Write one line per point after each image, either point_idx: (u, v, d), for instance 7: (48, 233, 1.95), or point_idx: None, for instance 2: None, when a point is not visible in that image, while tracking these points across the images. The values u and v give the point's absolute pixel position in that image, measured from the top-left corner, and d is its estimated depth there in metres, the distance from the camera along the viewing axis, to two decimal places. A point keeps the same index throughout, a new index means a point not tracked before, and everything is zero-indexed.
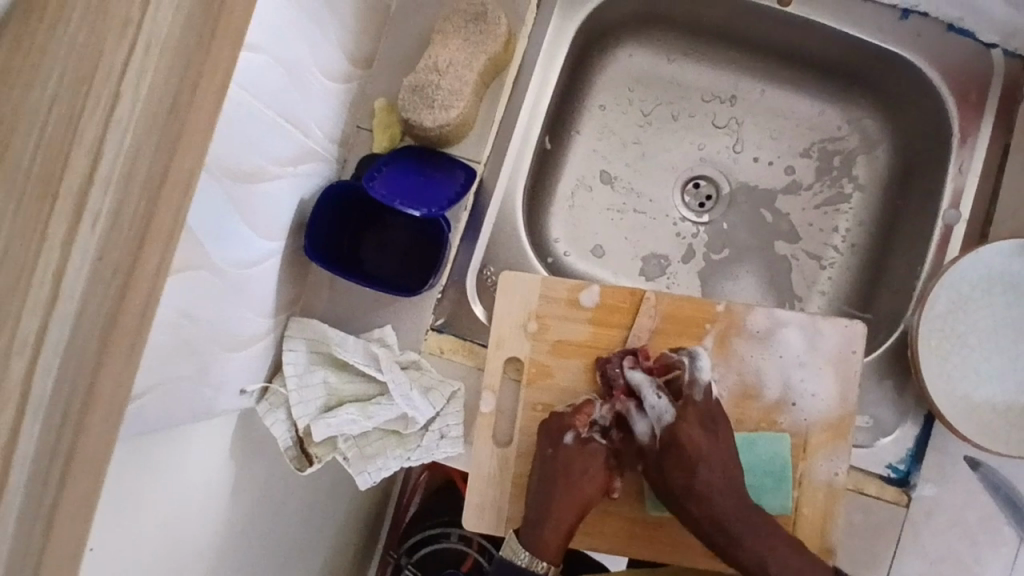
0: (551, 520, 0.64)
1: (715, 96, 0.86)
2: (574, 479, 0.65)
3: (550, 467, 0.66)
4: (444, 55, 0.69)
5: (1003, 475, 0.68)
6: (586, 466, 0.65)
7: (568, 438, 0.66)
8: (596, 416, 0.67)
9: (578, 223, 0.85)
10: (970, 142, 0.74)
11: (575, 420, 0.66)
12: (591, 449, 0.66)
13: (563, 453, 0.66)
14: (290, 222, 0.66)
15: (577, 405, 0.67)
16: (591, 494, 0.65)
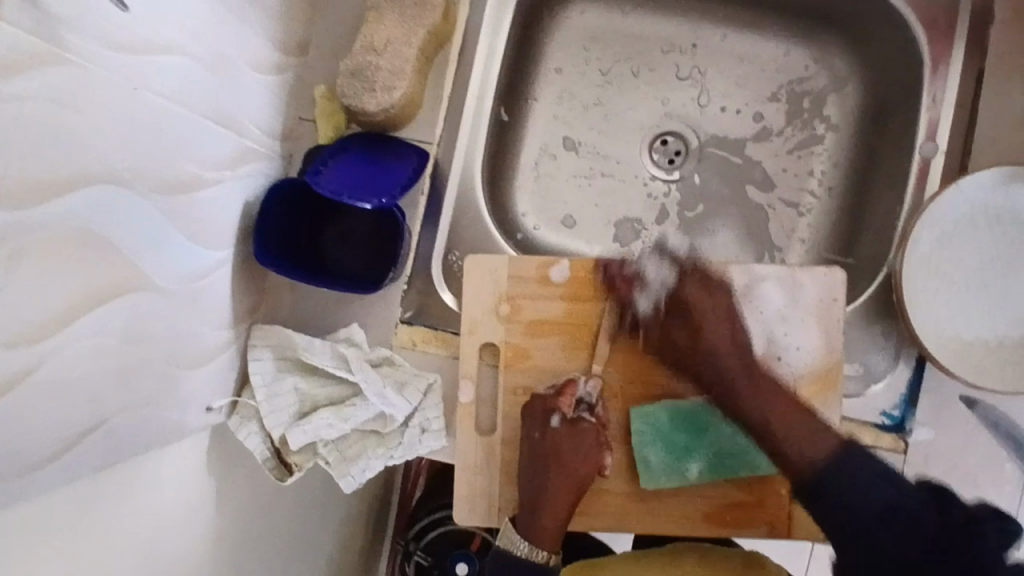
0: (548, 508, 0.63)
1: (675, 46, 0.82)
2: (565, 460, 0.63)
3: (540, 451, 0.64)
4: (381, 32, 0.64)
5: (1000, 411, 0.67)
6: (577, 447, 0.64)
7: (554, 420, 0.64)
8: (583, 392, 0.66)
9: (544, 194, 0.82)
10: (942, 70, 0.70)
11: (559, 401, 0.65)
12: (584, 429, 0.64)
13: (551, 435, 0.64)
14: (238, 225, 0.63)
15: (559, 387, 0.65)
16: (587, 474, 0.64)
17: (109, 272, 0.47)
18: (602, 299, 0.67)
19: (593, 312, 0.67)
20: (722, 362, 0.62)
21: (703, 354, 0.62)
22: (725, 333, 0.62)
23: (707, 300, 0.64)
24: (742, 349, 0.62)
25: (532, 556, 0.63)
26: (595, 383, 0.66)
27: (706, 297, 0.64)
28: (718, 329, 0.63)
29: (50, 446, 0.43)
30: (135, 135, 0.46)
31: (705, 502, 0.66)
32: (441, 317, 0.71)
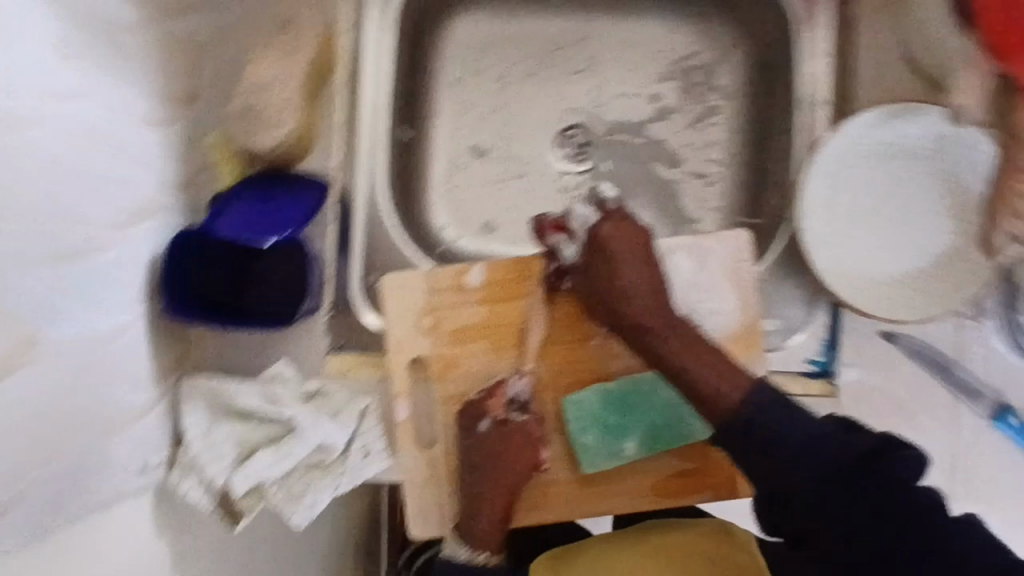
0: (484, 513, 0.65)
1: (564, 42, 0.84)
2: (498, 462, 0.65)
3: (472, 457, 0.66)
4: (263, 72, 0.66)
5: (922, 340, 0.69)
6: (507, 449, 0.65)
7: (484, 424, 0.65)
8: (514, 390, 0.67)
9: (460, 204, 0.83)
10: (813, 25, 0.72)
11: (489, 406, 0.66)
12: (517, 431, 0.66)
13: (481, 441, 0.66)
14: (146, 282, 0.63)
15: (488, 390, 0.67)
16: (520, 472, 0.65)
17: (7, 349, 0.47)
18: (520, 296, 0.68)
19: (513, 310, 0.68)
20: (631, 300, 0.60)
21: (617, 302, 0.61)
22: (636, 280, 0.61)
23: (621, 237, 0.61)
24: (656, 311, 0.60)
25: (475, 559, 0.68)
26: (524, 380, 0.67)
27: (620, 233, 0.61)
28: (637, 284, 0.61)
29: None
30: (18, 215, 0.47)
31: (651, 478, 0.68)
32: (369, 341, 0.72)
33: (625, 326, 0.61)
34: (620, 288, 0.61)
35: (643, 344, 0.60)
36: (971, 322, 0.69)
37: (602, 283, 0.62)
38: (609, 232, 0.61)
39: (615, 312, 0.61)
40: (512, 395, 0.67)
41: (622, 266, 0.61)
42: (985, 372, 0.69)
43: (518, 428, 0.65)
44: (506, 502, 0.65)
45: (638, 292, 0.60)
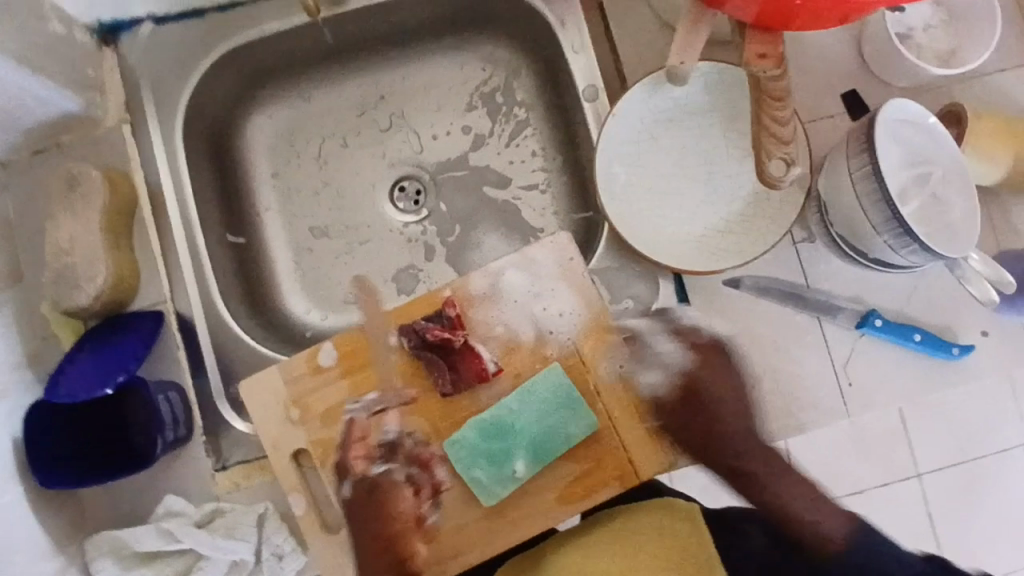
0: (371, 571, 0.66)
1: (366, 105, 0.87)
2: (367, 521, 0.67)
3: (353, 517, 0.67)
4: (63, 233, 0.68)
5: (765, 276, 0.71)
6: (365, 506, 0.67)
7: (346, 485, 0.68)
8: (380, 435, 0.69)
9: (318, 285, 0.84)
10: (569, 20, 0.75)
11: (352, 460, 0.69)
12: (382, 484, 0.68)
13: (351, 500, 0.68)
14: (13, 463, 0.64)
15: (349, 441, 0.69)
16: (398, 527, 0.67)
17: None
18: (372, 361, 0.70)
19: (372, 377, 0.69)
20: (747, 450, 0.68)
21: (722, 438, 0.68)
22: (739, 433, 0.68)
23: (709, 373, 0.70)
24: (744, 440, 0.68)
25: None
26: (391, 421, 0.69)
27: (717, 384, 0.70)
28: (734, 416, 0.69)
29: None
30: None
31: (554, 488, 0.68)
32: (251, 447, 0.72)
33: (709, 453, 0.68)
34: (695, 411, 0.68)
35: (741, 477, 0.67)
36: (804, 243, 0.72)
37: (696, 414, 0.68)
38: (698, 363, 0.70)
39: (704, 437, 0.68)
40: (381, 441, 0.69)
41: (709, 380, 0.70)
42: (834, 283, 0.72)
43: (381, 478, 0.68)
44: (394, 554, 0.67)
45: (742, 448, 0.68)
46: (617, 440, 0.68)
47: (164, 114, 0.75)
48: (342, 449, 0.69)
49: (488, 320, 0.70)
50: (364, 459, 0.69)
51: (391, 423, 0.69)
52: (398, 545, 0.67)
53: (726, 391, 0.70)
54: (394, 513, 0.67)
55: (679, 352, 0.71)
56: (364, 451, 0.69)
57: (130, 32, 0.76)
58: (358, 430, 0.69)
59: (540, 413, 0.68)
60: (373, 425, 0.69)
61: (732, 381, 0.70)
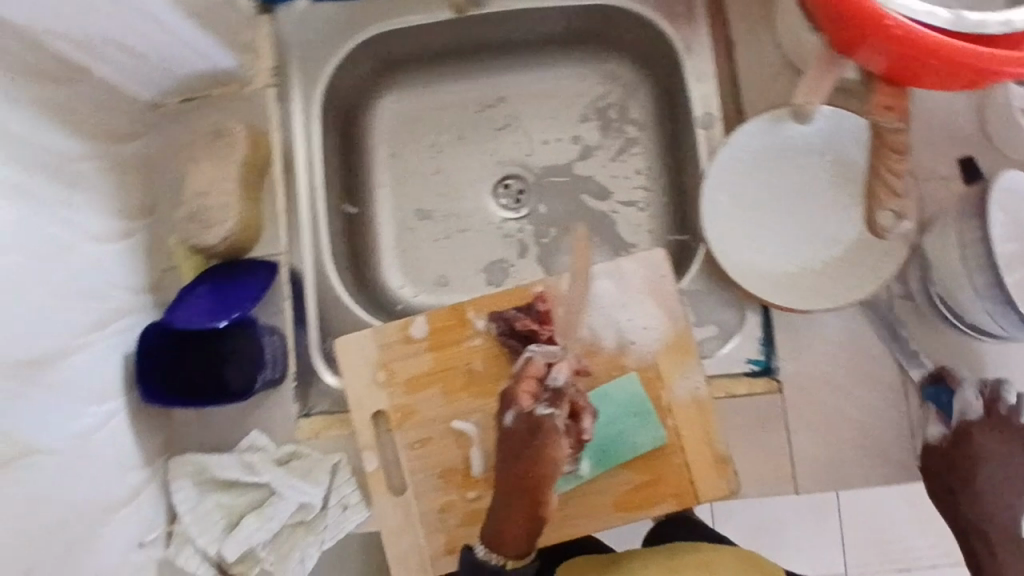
0: (506, 513, 0.62)
1: (485, 103, 0.91)
2: (520, 463, 0.60)
3: (504, 454, 0.61)
4: (204, 178, 0.74)
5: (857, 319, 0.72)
6: (530, 444, 0.60)
7: (509, 417, 0.61)
8: (548, 378, 0.63)
9: (413, 264, 0.89)
10: (696, 49, 0.78)
11: (517, 395, 0.62)
12: (545, 426, 0.60)
13: (511, 433, 0.61)
14: (121, 376, 0.71)
15: (522, 376, 0.63)
16: (544, 472, 0.60)
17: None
18: (460, 341, 0.74)
19: (458, 355, 0.74)
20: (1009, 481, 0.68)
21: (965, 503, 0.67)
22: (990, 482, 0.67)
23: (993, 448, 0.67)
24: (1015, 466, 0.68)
25: (491, 559, 0.63)
26: (560, 367, 0.63)
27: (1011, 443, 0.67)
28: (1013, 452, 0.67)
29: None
30: None
31: (612, 492, 0.71)
32: (334, 400, 0.77)
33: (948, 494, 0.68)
34: (968, 458, 0.67)
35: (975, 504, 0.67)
36: (900, 299, 0.72)
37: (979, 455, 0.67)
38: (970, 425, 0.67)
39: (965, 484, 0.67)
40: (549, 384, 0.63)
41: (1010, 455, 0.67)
42: (924, 345, 0.71)
43: (545, 422, 0.60)
44: (531, 501, 0.61)
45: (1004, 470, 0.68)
46: (681, 457, 0.70)
47: (307, 85, 0.81)
48: (510, 383, 0.64)
49: (575, 322, 0.72)
50: (530, 396, 0.62)
51: (561, 370, 0.64)
52: (536, 496, 0.60)
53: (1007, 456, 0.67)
54: (552, 458, 0.59)
55: (975, 410, 0.67)
56: (532, 389, 0.62)
57: (287, 5, 0.81)
58: (533, 369, 0.64)
59: (610, 417, 0.70)
60: (547, 369, 0.64)
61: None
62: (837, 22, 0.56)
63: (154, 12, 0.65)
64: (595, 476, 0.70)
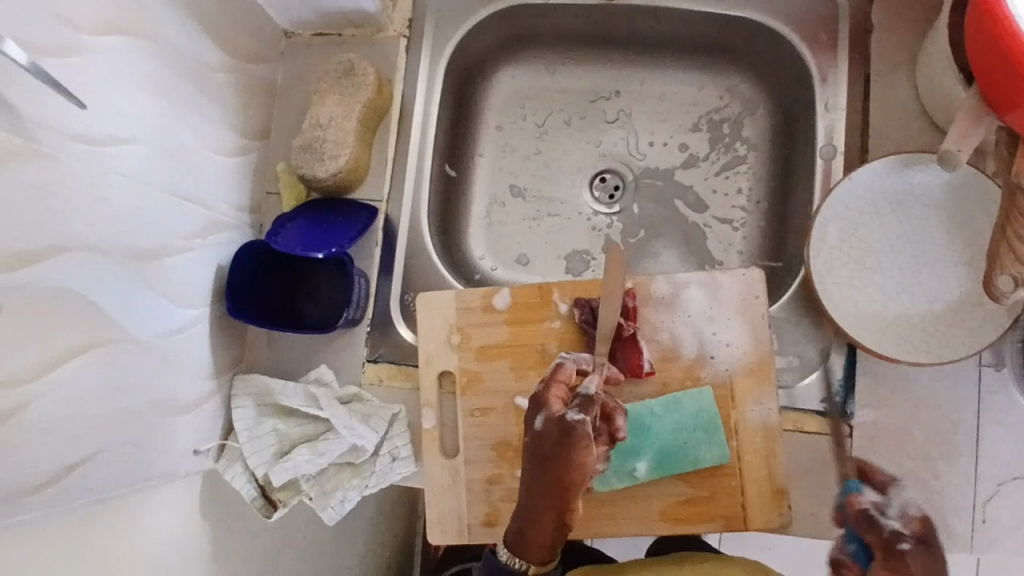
0: (534, 522, 0.59)
1: (600, 94, 0.91)
2: (549, 469, 0.56)
3: (525, 459, 0.58)
4: (325, 112, 0.76)
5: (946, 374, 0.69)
6: (562, 450, 0.56)
7: (539, 419, 0.58)
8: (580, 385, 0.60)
9: (498, 238, 0.89)
10: (831, 79, 0.77)
11: (546, 399, 0.59)
12: (575, 432, 0.56)
13: (536, 438, 0.58)
14: (209, 289, 0.72)
15: (550, 379, 0.61)
16: (573, 478, 0.56)
17: (92, 326, 0.56)
18: (540, 320, 0.73)
19: (535, 334, 0.73)
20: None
21: None
22: None
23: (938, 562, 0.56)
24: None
25: (513, 563, 0.62)
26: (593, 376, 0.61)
27: (937, 552, 0.55)
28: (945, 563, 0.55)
29: (50, 472, 0.52)
30: (108, 211, 0.57)
31: (662, 501, 0.70)
32: (404, 353, 0.78)
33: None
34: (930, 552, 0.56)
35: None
36: (989, 368, 0.70)
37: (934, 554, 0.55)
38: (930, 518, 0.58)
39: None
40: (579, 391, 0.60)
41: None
42: (1012, 421, 0.69)
43: (576, 429, 0.56)
44: (560, 506, 0.58)
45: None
46: (738, 480, 0.69)
47: (436, 42, 0.82)
48: (541, 387, 0.61)
49: (659, 324, 0.72)
50: (560, 402, 0.59)
51: (593, 377, 0.60)
52: (565, 503, 0.58)
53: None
54: (583, 467, 0.56)
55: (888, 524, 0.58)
56: (562, 393, 0.60)
57: None
58: (563, 374, 0.62)
59: (679, 426, 0.69)
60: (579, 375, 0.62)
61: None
62: (1004, 73, 0.55)
63: None
64: (651, 479, 0.69)
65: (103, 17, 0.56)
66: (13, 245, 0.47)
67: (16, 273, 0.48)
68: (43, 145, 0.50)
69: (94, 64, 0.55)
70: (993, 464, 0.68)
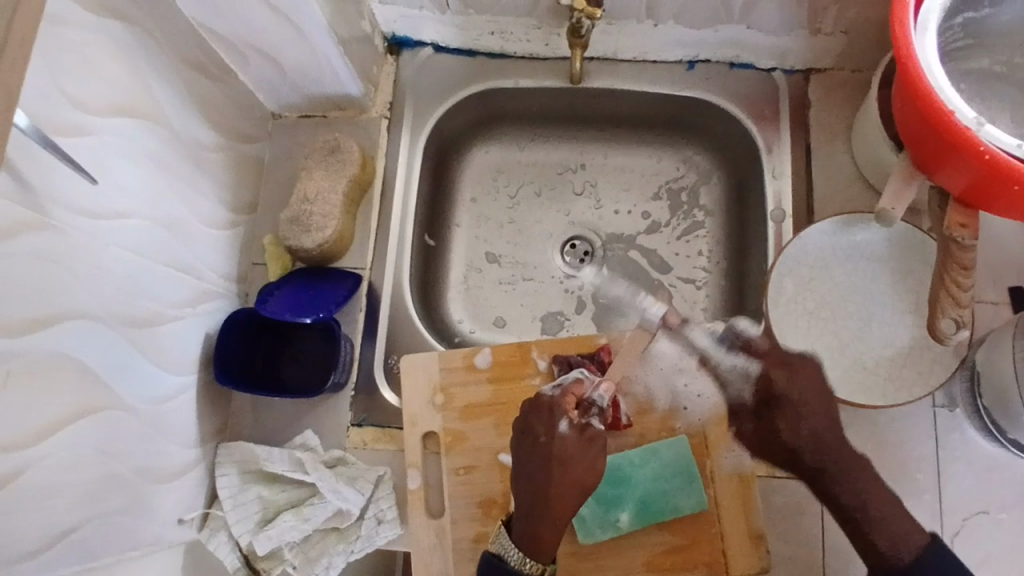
0: (545, 520, 0.61)
1: (566, 167, 0.97)
2: (571, 469, 0.62)
3: (543, 455, 0.62)
4: (312, 186, 0.81)
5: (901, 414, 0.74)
6: (585, 454, 0.62)
7: (563, 425, 0.63)
8: (595, 396, 0.67)
9: (476, 303, 0.92)
10: (776, 149, 0.85)
11: (566, 405, 0.64)
12: (597, 436, 0.63)
13: (559, 440, 0.62)
14: (199, 354, 0.74)
15: (565, 388, 0.66)
16: (592, 480, 0.62)
17: (83, 393, 0.57)
18: (521, 378, 0.76)
19: (516, 392, 0.76)
20: (824, 445, 0.63)
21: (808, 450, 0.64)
22: (814, 409, 0.65)
23: (794, 381, 0.66)
24: (839, 434, 0.64)
25: (526, 567, 0.62)
26: (606, 389, 0.67)
27: (794, 383, 0.66)
28: (804, 400, 0.65)
29: (34, 537, 0.53)
30: (106, 281, 0.60)
31: (646, 551, 0.71)
32: (389, 416, 0.79)
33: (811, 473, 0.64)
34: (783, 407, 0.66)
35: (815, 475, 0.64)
36: (943, 409, 0.74)
37: (782, 423, 0.66)
38: (766, 372, 0.68)
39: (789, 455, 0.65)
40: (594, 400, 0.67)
41: (792, 390, 0.66)
42: (967, 458, 0.73)
43: (596, 435, 0.63)
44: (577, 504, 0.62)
45: (813, 442, 0.64)
46: (718, 527, 0.71)
47: (415, 121, 0.89)
48: (556, 393, 0.66)
49: (633, 378, 0.75)
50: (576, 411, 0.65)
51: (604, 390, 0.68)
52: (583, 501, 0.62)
53: (809, 396, 0.65)
54: (596, 470, 0.62)
55: (753, 365, 0.70)
56: (575, 403, 0.66)
57: (412, 50, 0.90)
58: (579, 388, 0.68)
59: (657, 476, 0.72)
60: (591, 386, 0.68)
61: (820, 381, 0.66)
62: (935, 138, 0.61)
63: (319, 46, 0.73)
64: (633, 529, 0.71)
65: (110, 101, 0.60)
66: (13, 314, 0.50)
67: (16, 342, 0.50)
68: (51, 221, 0.54)
69: (103, 144, 0.60)
70: (955, 500, 0.72)
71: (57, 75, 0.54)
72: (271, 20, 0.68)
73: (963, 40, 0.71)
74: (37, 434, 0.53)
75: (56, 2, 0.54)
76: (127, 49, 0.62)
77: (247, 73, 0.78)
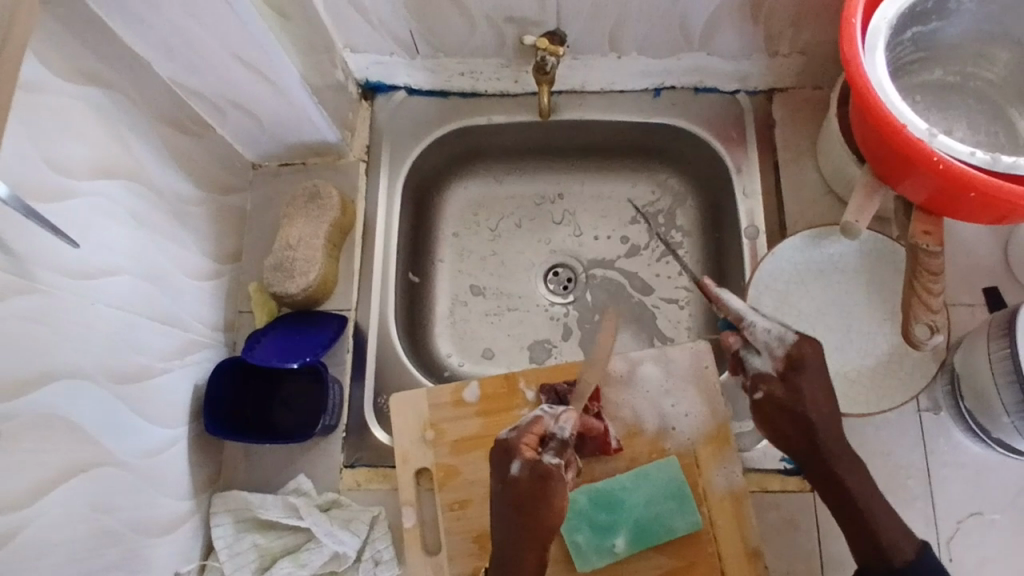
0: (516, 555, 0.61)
1: (545, 198, 0.98)
2: (531, 507, 0.60)
3: (501, 499, 0.62)
4: (294, 233, 0.83)
5: (886, 420, 0.75)
6: (540, 492, 0.60)
7: (514, 466, 0.62)
8: (555, 429, 0.64)
9: (463, 336, 0.93)
10: (745, 168, 0.87)
11: (522, 445, 0.63)
12: (551, 474, 0.61)
13: (512, 482, 0.61)
14: (189, 405, 0.75)
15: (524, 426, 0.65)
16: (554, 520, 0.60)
17: (76, 451, 0.58)
18: (509, 409, 0.77)
19: (505, 423, 0.76)
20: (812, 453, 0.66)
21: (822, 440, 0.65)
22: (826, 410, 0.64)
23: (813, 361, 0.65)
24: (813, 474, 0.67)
25: None
26: (568, 419, 0.64)
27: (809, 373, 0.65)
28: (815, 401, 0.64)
29: None
30: (95, 338, 0.61)
31: None
32: (380, 455, 0.80)
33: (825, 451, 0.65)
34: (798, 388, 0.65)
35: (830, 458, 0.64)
36: (928, 413, 0.75)
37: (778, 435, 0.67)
38: (801, 345, 0.65)
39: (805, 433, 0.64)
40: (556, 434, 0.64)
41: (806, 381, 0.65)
42: (955, 459, 0.74)
43: (550, 472, 0.61)
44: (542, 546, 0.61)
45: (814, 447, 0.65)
46: (714, 547, 0.71)
47: (393, 162, 0.91)
48: (513, 434, 0.64)
49: (620, 402, 0.76)
50: (534, 449, 0.63)
51: (568, 422, 0.65)
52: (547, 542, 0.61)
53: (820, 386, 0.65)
54: (558, 507, 0.60)
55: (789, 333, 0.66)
56: (534, 441, 0.64)
57: (386, 94, 0.93)
58: (538, 425, 0.65)
59: (650, 499, 0.72)
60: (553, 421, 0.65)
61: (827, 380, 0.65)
62: (892, 150, 0.63)
63: (294, 96, 0.75)
64: (628, 554, 0.71)
65: (93, 162, 0.62)
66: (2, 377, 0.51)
67: (8, 405, 0.51)
68: (39, 284, 0.55)
69: (87, 205, 0.61)
70: (948, 503, 0.73)
71: (39, 142, 0.56)
72: (245, 75, 0.71)
73: (914, 54, 0.73)
74: (30, 494, 0.53)
75: (35, 74, 0.56)
76: (108, 113, 0.64)
77: (225, 127, 0.80)
